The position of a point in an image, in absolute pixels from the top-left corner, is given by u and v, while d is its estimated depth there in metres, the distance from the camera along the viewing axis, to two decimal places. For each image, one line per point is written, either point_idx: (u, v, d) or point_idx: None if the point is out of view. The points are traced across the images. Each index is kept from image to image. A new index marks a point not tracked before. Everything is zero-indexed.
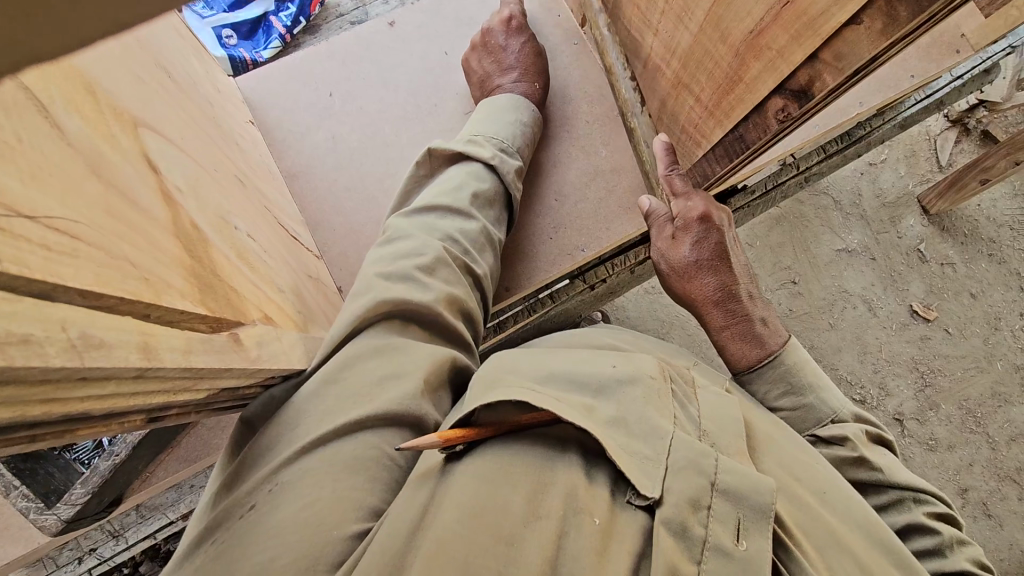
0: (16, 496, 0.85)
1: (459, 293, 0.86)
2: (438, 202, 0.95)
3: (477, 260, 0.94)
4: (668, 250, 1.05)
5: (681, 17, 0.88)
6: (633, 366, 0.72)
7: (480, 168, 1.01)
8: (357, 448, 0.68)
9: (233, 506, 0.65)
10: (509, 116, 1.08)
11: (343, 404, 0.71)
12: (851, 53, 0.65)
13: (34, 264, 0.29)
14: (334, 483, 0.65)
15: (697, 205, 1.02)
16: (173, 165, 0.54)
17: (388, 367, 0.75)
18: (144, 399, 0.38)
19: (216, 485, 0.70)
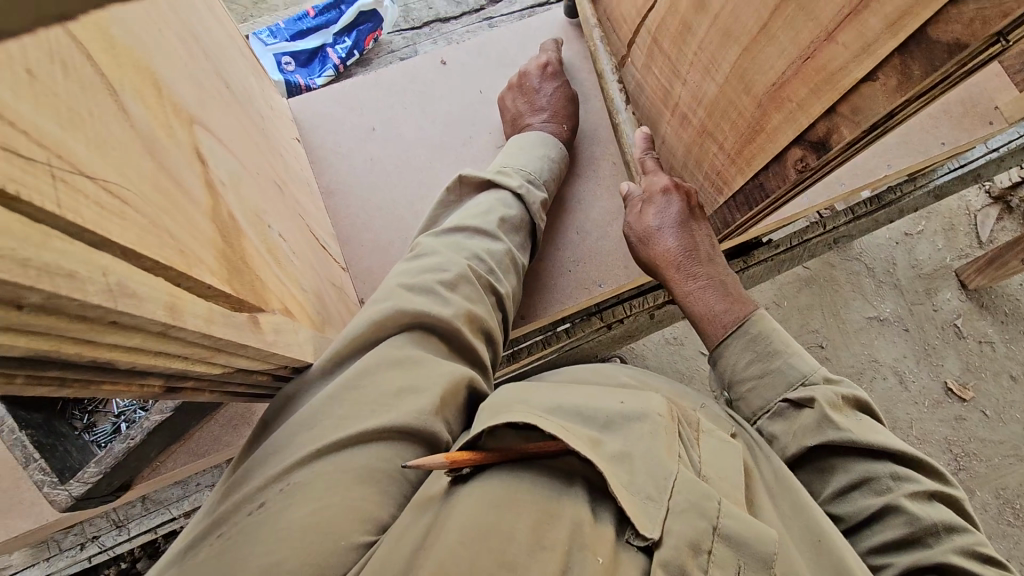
0: (33, 468, 0.89)
1: (477, 309, 0.89)
2: (466, 224, 0.99)
3: (500, 280, 0.97)
4: (635, 219, 1.09)
5: (708, 68, 0.92)
6: (642, 404, 0.70)
7: (508, 197, 1.05)
8: (366, 460, 0.68)
9: (242, 503, 0.65)
10: (538, 152, 1.14)
11: (359, 411, 0.72)
12: (868, 107, 0.67)
13: (86, 216, 0.33)
14: (341, 488, 0.65)
15: (659, 179, 1.08)
16: (218, 160, 0.59)
17: (405, 380, 0.75)
18: (159, 360, 0.41)
19: (226, 482, 0.70)
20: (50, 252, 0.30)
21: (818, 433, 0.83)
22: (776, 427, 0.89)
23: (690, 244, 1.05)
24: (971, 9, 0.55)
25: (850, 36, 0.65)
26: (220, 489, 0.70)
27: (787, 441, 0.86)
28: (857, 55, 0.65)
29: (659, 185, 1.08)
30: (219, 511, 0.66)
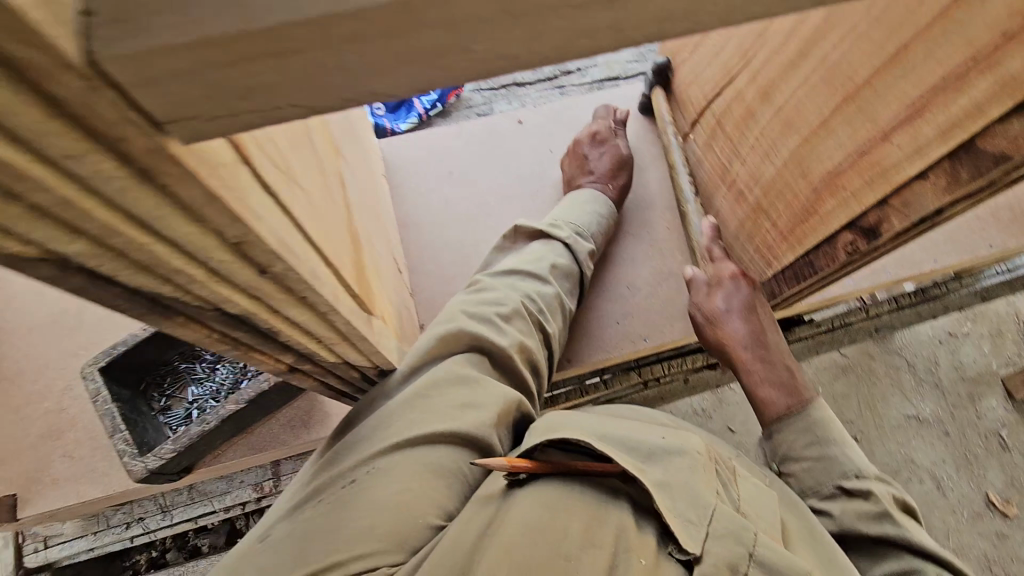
0: (118, 438, 0.98)
1: (530, 343, 0.97)
2: (521, 266, 1.08)
3: (549, 320, 1.05)
4: (703, 300, 1.16)
5: (768, 153, 1.02)
6: (682, 441, 0.77)
7: (559, 246, 1.15)
8: (439, 457, 0.75)
9: (337, 477, 0.74)
10: (589, 207, 1.23)
11: (427, 416, 0.78)
12: (919, 202, 0.74)
13: (307, 211, 0.43)
14: (420, 477, 0.73)
15: (728, 265, 1.14)
16: (352, 186, 0.70)
17: (468, 396, 0.82)
18: (309, 339, 0.50)
19: (322, 459, 0.80)
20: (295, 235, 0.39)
21: (872, 522, 0.89)
22: (825, 510, 0.95)
23: (755, 328, 1.14)
24: (1014, 129, 0.62)
25: (904, 139, 0.73)
26: (316, 464, 0.80)
27: (839, 521, 0.92)
28: (910, 156, 0.73)
29: (727, 270, 1.15)
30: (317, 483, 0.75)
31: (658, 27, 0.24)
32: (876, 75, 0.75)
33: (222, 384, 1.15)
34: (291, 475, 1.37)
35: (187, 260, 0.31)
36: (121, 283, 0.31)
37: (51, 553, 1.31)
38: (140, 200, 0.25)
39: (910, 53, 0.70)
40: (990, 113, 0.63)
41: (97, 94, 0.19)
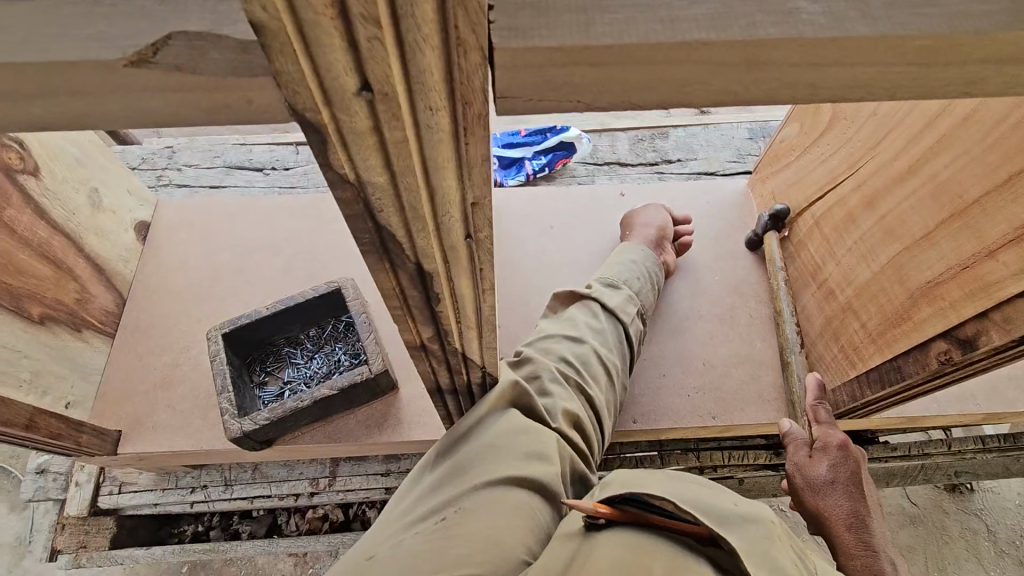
0: (223, 397, 1.09)
1: (574, 406, 0.97)
2: (551, 330, 1.08)
3: (590, 383, 1.02)
4: (805, 464, 1.12)
5: (865, 257, 1.07)
6: (753, 508, 0.83)
7: (594, 305, 1.11)
8: (521, 499, 0.83)
9: (432, 514, 0.83)
10: (622, 257, 1.20)
11: (506, 459, 0.86)
12: (1020, 320, 0.76)
13: None
14: (507, 513, 0.81)
15: (837, 434, 1.12)
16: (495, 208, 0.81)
17: (534, 445, 0.88)
18: (458, 314, 0.59)
19: (411, 500, 0.89)
20: None
21: None
22: None
23: (858, 509, 1.08)
24: None
25: (1009, 257, 0.77)
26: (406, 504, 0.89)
27: None
28: (1014, 274, 0.76)
29: (833, 439, 1.13)
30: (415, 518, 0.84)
31: (847, 87, 0.32)
32: (987, 195, 0.80)
33: (315, 372, 1.26)
34: (347, 476, 1.44)
35: (429, 206, 0.41)
36: (380, 216, 0.42)
37: (122, 498, 1.39)
38: (442, 146, 0.35)
39: (1022, 180, 0.75)
40: None
41: (480, 67, 0.29)
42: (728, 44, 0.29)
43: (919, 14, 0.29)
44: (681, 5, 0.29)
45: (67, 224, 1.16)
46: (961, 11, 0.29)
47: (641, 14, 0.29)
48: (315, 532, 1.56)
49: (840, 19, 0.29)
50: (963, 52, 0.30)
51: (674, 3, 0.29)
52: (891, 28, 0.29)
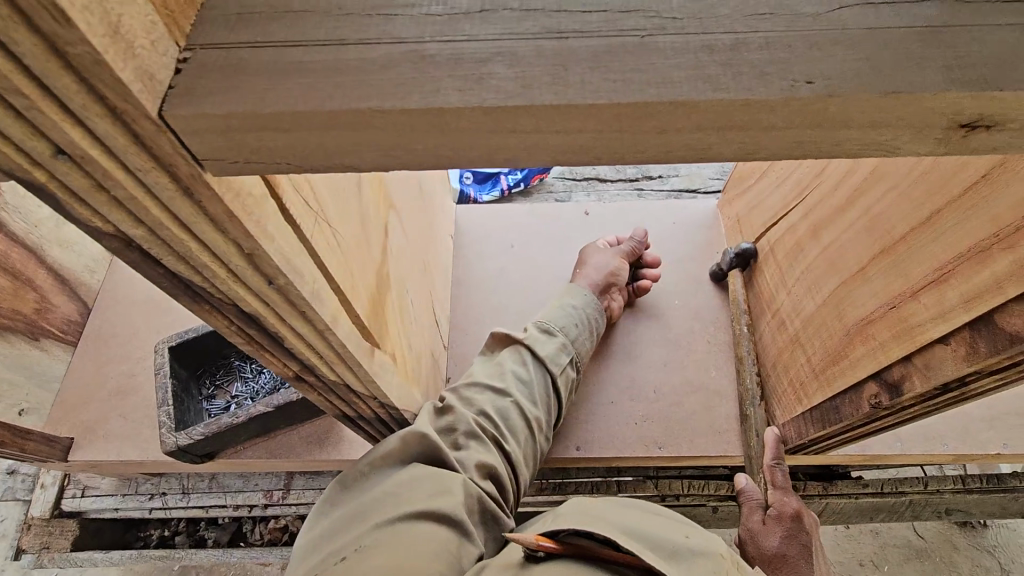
0: (162, 411, 1.11)
1: (490, 459, 0.95)
2: (477, 378, 1.06)
3: (508, 437, 1.00)
4: (758, 532, 1.06)
5: (809, 289, 1.02)
6: (703, 542, 0.83)
7: (524, 352, 1.09)
8: (427, 532, 0.80)
9: (333, 556, 0.80)
10: (564, 301, 1.18)
11: (411, 497, 0.85)
12: (939, 367, 0.71)
13: (328, 243, 0.51)
14: (410, 544, 0.78)
15: (793, 501, 1.08)
16: (396, 236, 0.79)
17: (440, 482, 0.87)
18: (310, 351, 0.58)
19: (311, 545, 0.86)
20: (312, 257, 0.48)
21: None
22: None
23: None
24: None
25: (930, 299, 0.72)
26: (308, 551, 0.86)
27: None
28: (934, 317, 0.71)
29: (789, 507, 1.07)
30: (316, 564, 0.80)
31: (568, 152, 0.31)
32: (910, 232, 0.75)
33: (262, 387, 1.27)
34: (300, 490, 1.45)
35: (208, 255, 0.40)
36: (164, 263, 0.41)
37: (84, 502, 1.43)
38: (178, 204, 0.34)
39: (942, 219, 0.70)
40: (1008, 292, 0.61)
41: (160, 133, 0.29)
42: (406, 111, 0.28)
43: (611, 81, 0.28)
44: (370, 70, 0.29)
45: (27, 238, 1.22)
46: (657, 77, 0.28)
47: (321, 80, 0.28)
48: (276, 543, 1.56)
49: (528, 86, 0.28)
50: (668, 121, 0.28)
51: (363, 67, 0.29)
52: (577, 97, 0.27)
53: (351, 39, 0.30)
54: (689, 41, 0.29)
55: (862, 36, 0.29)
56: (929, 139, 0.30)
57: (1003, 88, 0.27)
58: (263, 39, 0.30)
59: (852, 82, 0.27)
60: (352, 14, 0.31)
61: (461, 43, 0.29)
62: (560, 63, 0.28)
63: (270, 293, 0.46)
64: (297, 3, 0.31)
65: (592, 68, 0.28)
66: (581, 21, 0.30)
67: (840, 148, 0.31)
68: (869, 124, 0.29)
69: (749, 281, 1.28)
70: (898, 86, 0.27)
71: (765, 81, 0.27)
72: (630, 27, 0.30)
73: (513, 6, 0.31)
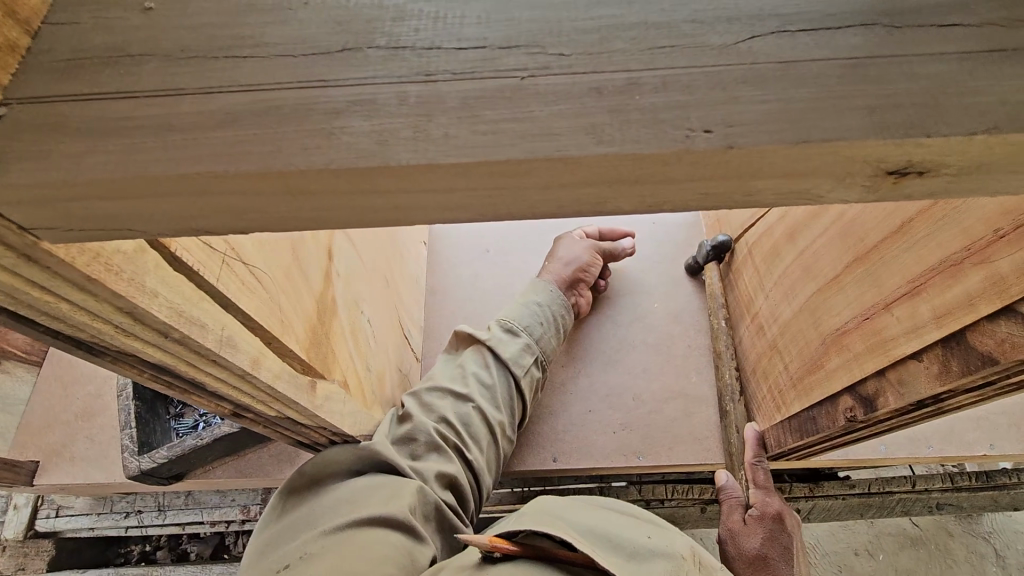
0: (125, 433, 1.06)
1: (449, 468, 0.93)
2: (438, 382, 1.02)
3: (470, 443, 0.97)
4: (738, 531, 1.02)
5: (786, 293, 0.97)
6: (667, 543, 0.74)
7: (486, 353, 1.04)
8: (377, 538, 0.77)
9: (277, 563, 0.75)
10: (527, 298, 1.13)
11: (364, 502, 0.81)
12: (911, 383, 0.67)
13: (246, 283, 0.47)
14: (359, 553, 0.73)
15: (775, 501, 1.04)
16: (344, 256, 0.76)
17: (393, 487, 0.85)
18: (233, 391, 0.54)
19: (258, 548, 0.81)
20: (219, 304, 0.44)
21: None
22: None
23: None
24: (1001, 331, 0.55)
25: (903, 313, 0.68)
26: (254, 554, 0.81)
27: None
28: (907, 332, 0.67)
29: (771, 508, 1.03)
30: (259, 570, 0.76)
31: (445, 211, 0.27)
32: (884, 242, 0.71)
33: None
34: None
35: (85, 313, 0.36)
36: (37, 322, 0.37)
37: (59, 522, 1.42)
38: (25, 269, 0.31)
39: (914, 228, 0.66)
40: (979, 309, 0.57)
41: None
42: (245, 175, 0.24)
43: (481, 134, 0.24)
44: (208, 127, 0.25)
45: None
46: (533, 129, 0.24)
47: (151, 140, 0.25)
48: None
49: (384, 142, 0.24)
50: (549, 176, 0.25)
51: (199, 123, 0.25)
52: (439, 154, 0.24)
53: (190, 88, 0.26)
54: (575, 83, 0.25)
55: (773, 73, 0.25)
56: (856, 186, 0.26)
57: (929, 134, 0.23)
58: (93, 90, 0.26)
59: (759, 130, 0.23)
60: (197, 58, 0.27)
61: (314, 89, 0.26)
62: (425, 114, 0.25)
63: (169, 345, 0.42)
64: (136, 46, 0.27)
65: (460, 119, 0.24)
66: (456, 61, 0.26)
67: (755, 198, 0.27)
68: (783, 173, 0.25)
69: (726, 277, 1.25)
70: (810, 134, 0.23)
71: (655, 129, 0.24)
72: (510, 65, 0.26)
73: (380, 43, 0.27)
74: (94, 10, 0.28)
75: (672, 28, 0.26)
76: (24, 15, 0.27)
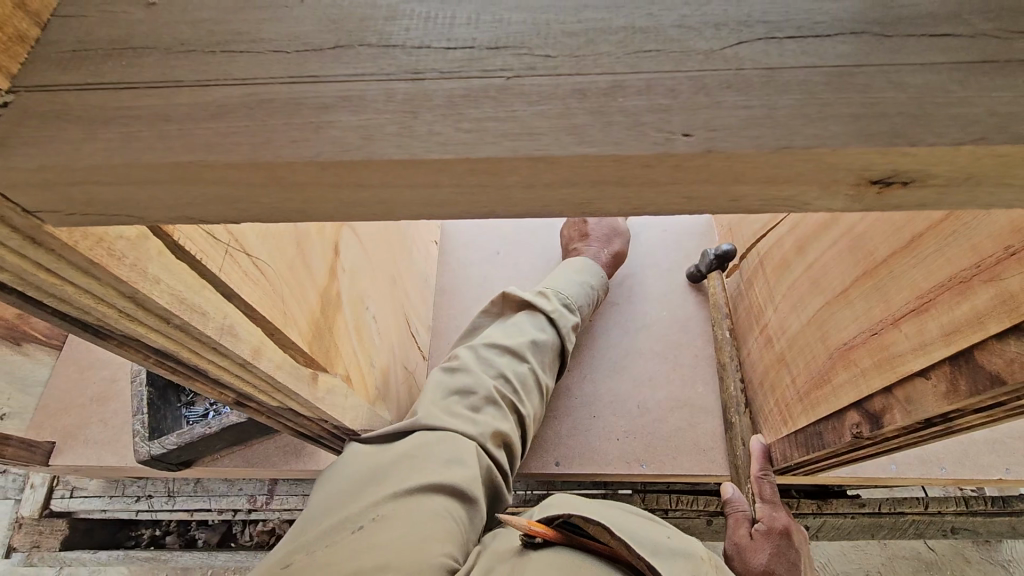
0: (138, 418, 1.09)
1: (505, 427, 0.86)
2: (490, 341, 0.95)
3: (524, 405, 0.92)
4: (743, 546, 0.98)
5: (795, 305, 0.96)
6: (688, 543, 0.72)
7: (542, 318, 1.00)
8: (437, 508, 0.71)
9: (344, 526, 0.71)
10: (581, 276, 1.11)
11: (426, 467, 0.76)
12: (919, 401, 0.66)
13: (250, 273, 0.48)
14: (418, 524, 0.68)
15: (782, 516, 1.00)
16: (350, 252, 0.77)
17: (453, 451, 0.78)
18: (235, 380, 0.54)
19: (320, 503, 0.77)
20: (220, 294, 0.45)
21: None
22: None
23: None
24: (1010, 351, 0.54)
25: (911, 328, 0.66)
26: (318, 509, 0.77)
27: None
28: (915, 348, 0.66)
29: (778, 523, 0.99)
30: (320, 531, 0.71)
31: (429, 208, 0.28)
32: (894, 255, 0.70)
33: None
34: (283, 495, 1.44)
35: (91, 297, 0.37)
36: (45, 303, 0.39)
37: (73, 502, 1.45)
38: (31, 252, 0.32)
39: (924, 242, 0.65)
40: (989, 328, 0.56)
41: None
42: (234, 165, 0.25)
43: (464, 132, 0.25)
44: (200, 119, 0.26)
45: None
46: (515, 129, 0.24)
47: (146, 130, 0.26)
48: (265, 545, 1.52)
49: (368, 137, 0.25)
50: (529, 176, 0.25)
51: (193, 115, 0.26)
52: (421, 150, 0.24)
53: (187, 81, 0.27)
54: (559, 84, 0.25)
55: (757, 79, 0.25)
56: (841, 194, 0.26)
57: (914, 143, 0.23)
58: (96, 80, 0.27)
59: (739, 135, 0.23)
60: (197, 51, 0.28)
61: (305, 85, 0.26)
62: (410, 111, 0.25)
63: (172, 331, 0.43)
64: (139, 40, 0.28)
65: (444, 117, 0.25)
66: (444, 60, 0.27)
67: (739, 203, 0.27)
68: (765, 179, 0.25)
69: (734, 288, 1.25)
70: (792, 140, 0.23)
71: (636, 132, 0.24)
72: (496, 66, 0.26)
73: (372, 41, 0.27)
74: (103, 4, 0.30)
75: (659, 33, 0.26)
76: (35, 8, 0.28)
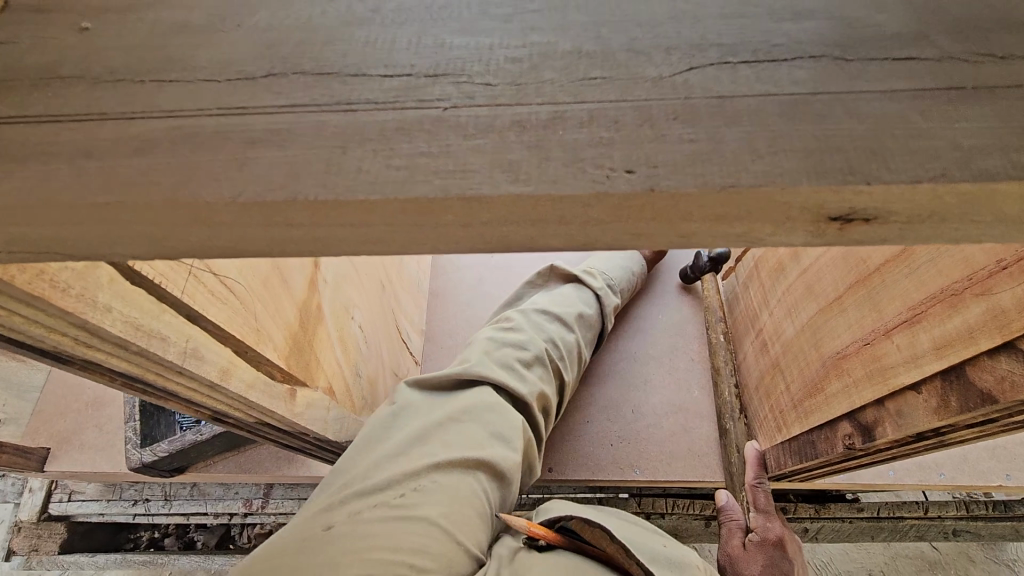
0: (129, 426, 1.08)
1: (549, 391, 0.85)
2: (542, 304, 0.92)
3: (566, 371, 0.90)
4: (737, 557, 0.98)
5: (789, 310, 0.93)
6: (681, 552, 0.70)
7: (588, 291, 0.99)
8: (474, 489, 0.68)
9: (389, 486, 0.65)
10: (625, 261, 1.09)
11: (474, 438, 0.71)
12: (910, 414, 0.65)
13: (223, 293, 0.47)
14: (458, 508, 0.65)
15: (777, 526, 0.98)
16: (333, 264, 0.76)
17: (501, 425, 0.74)
18: (206, 398, 0.53)
19: (352, 457, 0.70)
20: (180, 318, 0.44)
21: None
22: None
23: None
24: (1002, 368, 0.53)
25: (901, 340, 0.65)
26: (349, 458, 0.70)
27: None
28: (907, 361, 0.64)
29: (773, 533, 0.99)
30: (355, 490, 0.65)
31: (366, 244, 0.27)
32: (885, 264, 0.68)
33: None
34: (279, 499, 1.43)
35: (43, 327, 0.36)
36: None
37: (70, 506, 1.46)
38: None
39: (917, 251, 0.63)
40: (981, 343, 0.54)
41: None
42: (154, 205, 0.24)
43: (394, 169, 0.23)
44: (122, 155, 0.25)
45: None
46: (451, 166, 0.23)
47: (65, 168, 0.25)
48: None
49: (294, 175, 0.23)
50: (463, 214, 0.24)
51: (115, 151, 0.25)
52: (347, 190, 0.23)
53: (112, 114, 0.26)
54: (497, 115, 0.24)
55: (707, 108, 0.23)
56: (797, 230, 0.25)
57: (868, 181, 0.21)
58: (19, 113, 0.26)
59: (683, 172, 0.22)
60: (125, 81, 0.27)
61: (233, 117, 0.25)
62: (340, 144, 0.24)
63: (132, 356, 0.42)
64: (68, 68, 0.27)
65: (374, 153, 0.24)
66: (380, 88, 0.25)
67: (689, 237, 0.26)
68: (712, 216, 0.24)
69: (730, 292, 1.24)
70: (738, 178, 0.22)
71: (574, 168, 0.23)
72: (434, 95, 0.25)
73: (308, 68, 0.26)
74: (32, 30, 0.28)
75: (606, 57, 0.25)
76: None
